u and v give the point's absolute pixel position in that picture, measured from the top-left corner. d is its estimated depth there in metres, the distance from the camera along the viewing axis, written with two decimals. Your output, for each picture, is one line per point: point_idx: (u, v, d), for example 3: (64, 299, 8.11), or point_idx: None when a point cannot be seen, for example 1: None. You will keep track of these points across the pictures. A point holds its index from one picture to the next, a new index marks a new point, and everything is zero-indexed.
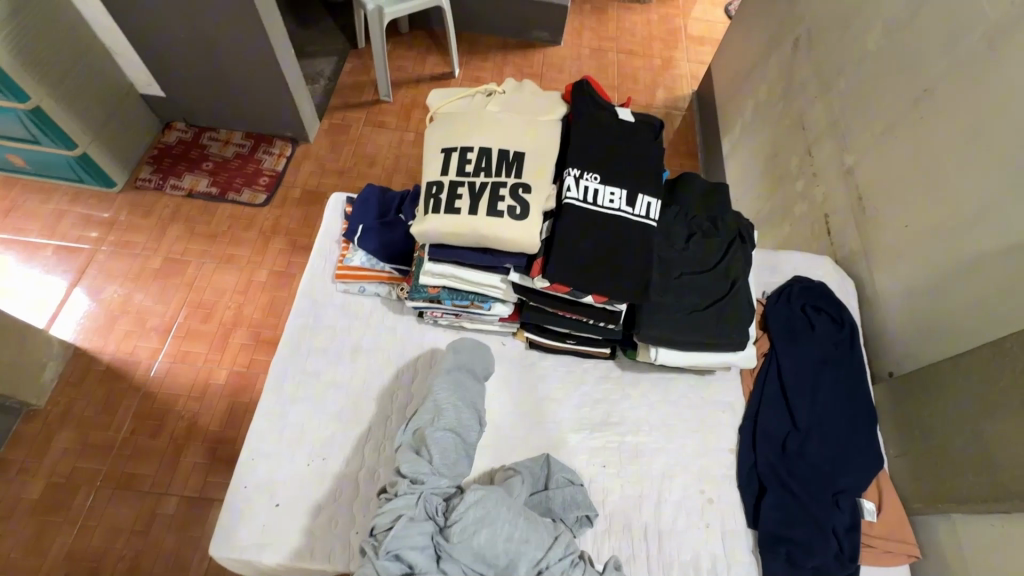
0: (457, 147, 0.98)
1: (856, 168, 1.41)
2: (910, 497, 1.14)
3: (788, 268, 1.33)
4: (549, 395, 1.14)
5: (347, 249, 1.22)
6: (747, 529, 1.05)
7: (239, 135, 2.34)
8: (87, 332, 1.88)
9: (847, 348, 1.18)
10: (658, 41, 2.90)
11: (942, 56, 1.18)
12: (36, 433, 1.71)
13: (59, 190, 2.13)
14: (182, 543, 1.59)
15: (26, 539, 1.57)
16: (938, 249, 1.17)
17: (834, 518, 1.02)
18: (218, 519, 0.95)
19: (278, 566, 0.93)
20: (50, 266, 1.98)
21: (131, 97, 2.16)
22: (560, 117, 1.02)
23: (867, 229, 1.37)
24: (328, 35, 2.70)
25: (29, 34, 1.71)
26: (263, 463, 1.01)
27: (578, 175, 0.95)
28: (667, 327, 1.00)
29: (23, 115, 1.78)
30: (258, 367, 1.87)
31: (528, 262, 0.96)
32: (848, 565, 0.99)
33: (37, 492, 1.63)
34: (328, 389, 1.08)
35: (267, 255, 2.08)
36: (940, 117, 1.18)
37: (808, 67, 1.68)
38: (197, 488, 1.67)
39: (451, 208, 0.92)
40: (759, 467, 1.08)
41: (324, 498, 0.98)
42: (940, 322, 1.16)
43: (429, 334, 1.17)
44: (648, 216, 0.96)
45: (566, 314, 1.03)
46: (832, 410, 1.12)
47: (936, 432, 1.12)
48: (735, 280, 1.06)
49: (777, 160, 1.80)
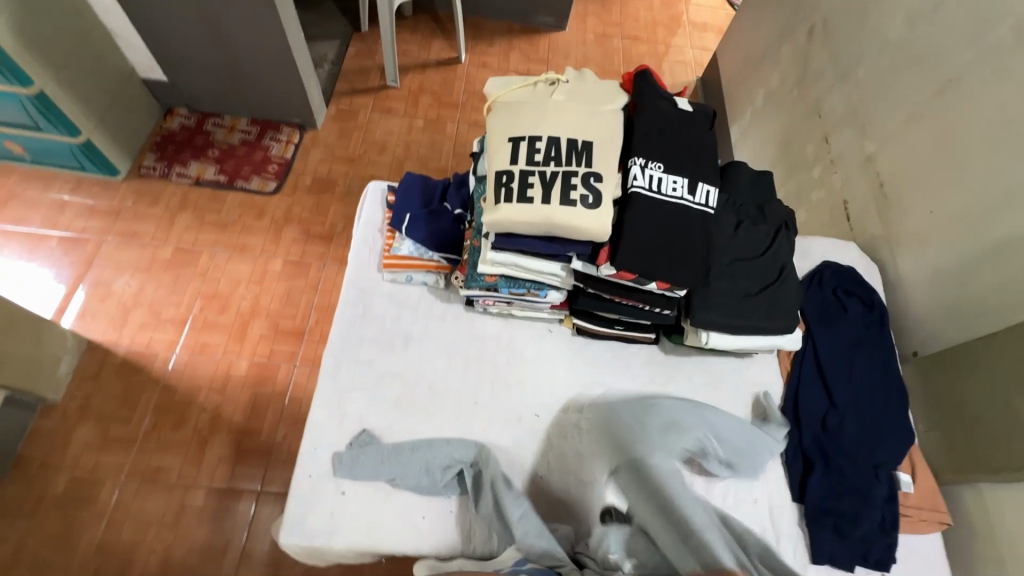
0: (524, 136, 1.00)
1: (878, 155, 1.45)
2: (940, 469, 1.23)
3: (818, 253, 1.38)
4: (597, 381, 1.19)
5: (393, 238, 1.25)
6: (792, 502, 1.12)
7: (244, 121, 2.28)
8: (100, 325, 1.83)
9: (878, 330, 1.26)
10: (661, 26, 2.90)
11: (971, 46, 1.21)
12: (53, 428, 1.67)
13: (60, 178, 2.06)
14: (213, 534, 1.58)
15: (52, 534, 1.54)
16: (967, 233, 1.21)
17: (874, 489, 1.09)
18: (284, 508, 0.98)
19: (346, 551, 0.97)
20: (55, 257, 1.92)
21: (133, 81, 2.08)
22: (620, 106, 1.05)
23: (888, 216, 1.42)
24: (329, 17, 2.62)
25: (35, 19, 1.63)
26: (368, 385, 1.12)
27: (643, 164, 0.99)
28: (721, 311, 1.07)
29: (26, 100, 1.71)
30: (280, 357, 1.84)
31: (594, 250, 1.00)
32: (891, 533, 1.07)
33: (59, 487, 1.60)
34: (384, 379, 1.13)
35: (281, 244, 2.04)
36: (965, 108, 1.22)
37: (821, 53, 1.70)
38: (225, 480, 1.65)
39: (524, 197, 0.95)
40: (804, 444, 1.15)
41: (405, 444, 1.04)
42: (972, 305, 1.21)
43: (478, 321, 1.21)
44: (707, 204, 1.01)
45: (624, 300, 1.08)
46: (867, 389, 1.19)
47: (967, 409, 1.20)
48: (783, 267, 1.13)
49: (789, 147, 1.83)
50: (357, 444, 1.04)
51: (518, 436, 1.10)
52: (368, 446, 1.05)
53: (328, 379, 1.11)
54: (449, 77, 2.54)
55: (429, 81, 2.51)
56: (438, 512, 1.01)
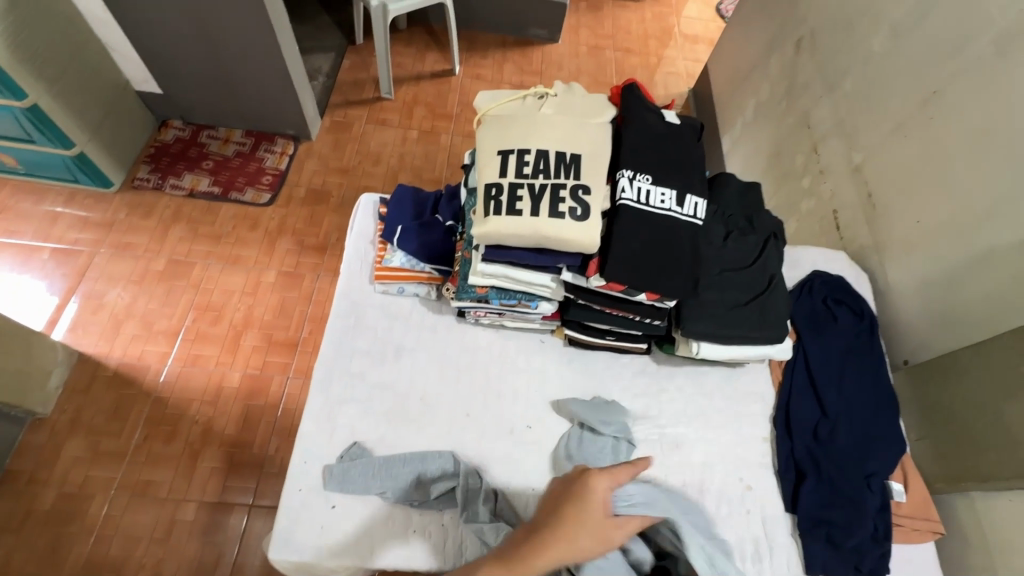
0: (513, 149, 1.01)
1: (865, 166, 1.46)
2: (932, 478, 1.23)
3: (807, 263, 1.39)
4: (589, 392, 1.19)
5: (385, 250, 1.25)
6: (785, 513, 1.12)
7: (239, 133, 2.29)
8: (91, 337, 1.82)
9: (867, 339, 1.27)
10: (653, 38, 2.94)
11: (953, 58, 1.23)
12: (42, 442, 1.65)
13: (53, 190, 2.05)
14: (203, 549, 1.56)
15: (39, 550, 1.52)
16: (954, 242, 1.23)
17: (867, 498, 1.09)
18: (274, 523, 0.97)
19: (336, 566, 0.96)
20: (47, 270, 1.91)
21: (127, 94, 2.09)
22: (609, 119, 1.07)
23: (877, 226, 1.43)
24: (324, 30, 2.65)
25: (29, 32, 1.64)
26: (358, 397, 1.11)
27: (631, 176, 1.00)
28: (711, 321, 1.07)
29: (20, 113, 1.70)
30: (273, 368, 1.83)
31: (583, 261, 1.01)
32: (883, 543, 1.07)
33: (48, 502, 1.57)
34: (375, 391, 1.12)
35: (275, 256, 2.04)
36: (949, 120, 1.23)
37: (808, 65, 1.73)
38: (216, 493, 1.63)
39: (513, 209, 0.96)
40: (796, 453, 1.15)
41: (396, 458, 1.04)
42: (960, 314, 1.22)
43: (470, 333, 1.21)
44: (695, 215, 1.02)
45: (615, 311, 1.08)
46: (857, 398, 1.20)
47: (957, 418, 1.20)
48: (772, 277, 1.14)
49: (779, 157, 1.85)
50: (347, 457, 1.04)
51: (510, 449, 1.10)
52: (359, 458, 1.04)
53: (319, 392, 1.11)
54: (443, 89, 2.56)
55: (423, 93, 2.53)
56: (429, 526, 1.00)
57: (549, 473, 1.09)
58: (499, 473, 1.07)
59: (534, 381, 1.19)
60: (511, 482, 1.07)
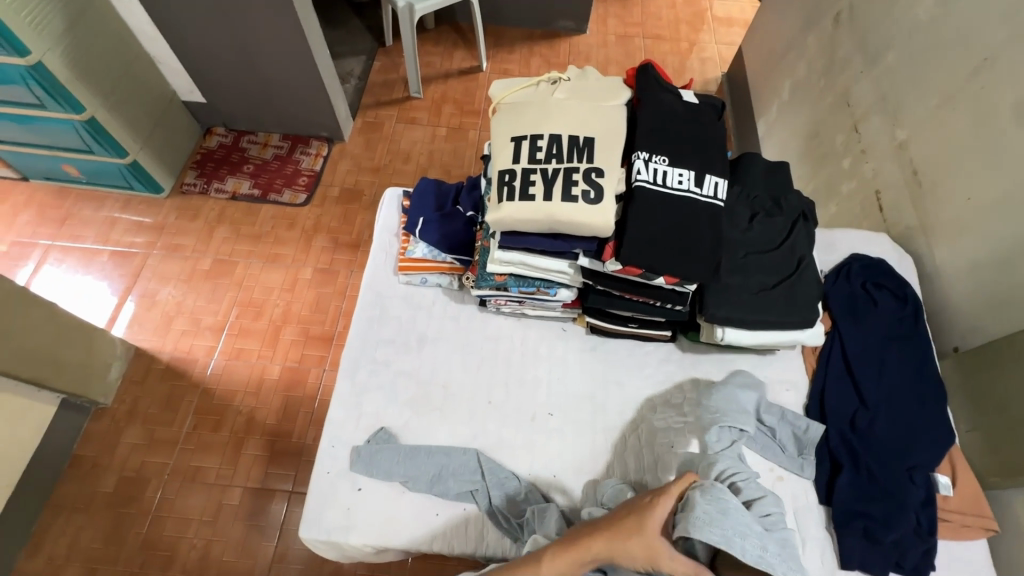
0: (526, 135, 1.03)
1: (910, 142, 1.37)
2: (985, 472, 1.15)
3: (844, 246, 1.34)
4: (612, 379, 1.18)
5: (408, 242, 1.29)
6: (820, 505, 1.08)
7: (276, 137, 2.38)
8: (146, 333, 1.94)
9: (912, 324, 1.20)
10: (684, 23, 2.86)
11: (1006, 20, 1.13)
12: (105, 429, 1.78)
13: (110, 197, 2.20)
14: (248, 533, 1.64)
15: (103, 529, 1.64)
16: (1010, 219, 1.14)
17: (910, 493, 1.04)
18: (304, 503, 1.02)
19: (363, 546, 0.99)
20: (106, 271, 2.05)
21: (175, 104, 2.21)
22: (624, 101, 1.06)
23: (923, 205, 1.34)
24: (356, 34, 2.72)
25: (85, 49, 1.76)
26: (385, 381, 1.15)
27: (647, 158, 0.99)
28: (735, 305, 1.05)
29: (79, 126, 1.84)
30: (310, 362, 1.91)
31: (599, 246, 1.01)
32: (928, 538, 1.02)
33: (110, 486, 1.70)
34: (400, 378, 1.15)
35: (311, 253, 2.12)
36: (1004, 88, 1.14)
37: (846, 38, 1.63)
38: (259, 480, 1.72)
39: (526, 194, 0.98)
40: (831, 443, 1.12)
41: (420, 448, 1.06)
42: (1016, 296, 1.13)
43: (492, 322, 1.23)
44: (715, 196, 1.01)
45: (633, 296, 1.07)
46: (899, 386, 1.14)
47: (1015, 407, 1.12)
48: (801, 259, 1.12)
49: (815, 138, 1.77)
50: (374, 441, 1.07)
51: (533, 435, 1.11)
52: (385, 444, 1.07)
53: (347, 379, 1.15)
54: (471, 85, 2.59)
55: (451, 90, 2.56)
56: (452, 512, 1.02)
57: (572, 461, 1.09)
58: (520, 460, 1.08)
59: (556, 366, 1.19)
60: (531, 467, 1.08)
